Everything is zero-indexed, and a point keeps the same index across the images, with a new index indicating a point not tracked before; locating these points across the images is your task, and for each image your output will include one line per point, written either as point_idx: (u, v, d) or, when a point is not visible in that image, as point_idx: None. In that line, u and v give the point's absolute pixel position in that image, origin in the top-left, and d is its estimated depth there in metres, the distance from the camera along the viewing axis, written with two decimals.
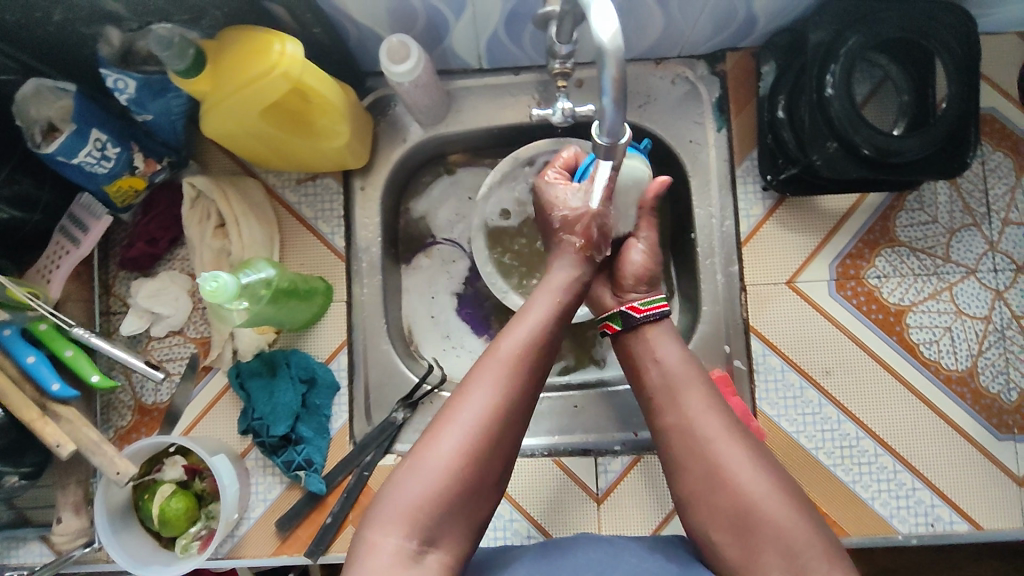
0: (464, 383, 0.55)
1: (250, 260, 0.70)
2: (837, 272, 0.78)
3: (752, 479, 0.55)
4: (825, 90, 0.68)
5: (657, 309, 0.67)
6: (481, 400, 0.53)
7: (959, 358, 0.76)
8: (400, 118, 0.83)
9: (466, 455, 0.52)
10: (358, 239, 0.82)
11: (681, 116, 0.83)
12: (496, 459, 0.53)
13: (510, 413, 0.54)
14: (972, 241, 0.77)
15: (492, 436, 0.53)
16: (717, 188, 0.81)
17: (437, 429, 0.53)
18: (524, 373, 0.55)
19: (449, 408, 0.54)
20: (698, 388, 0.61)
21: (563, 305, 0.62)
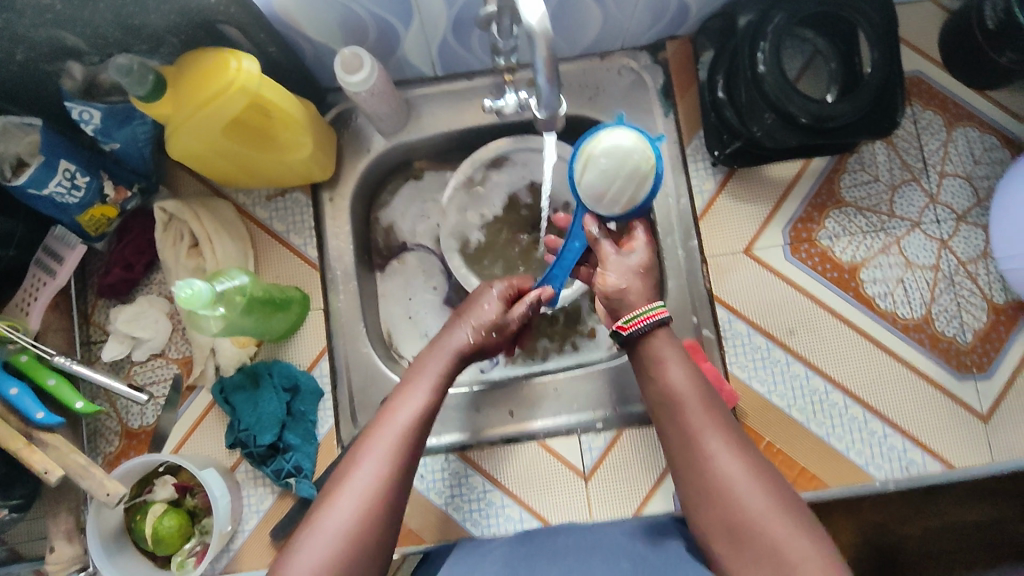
0: (358, 452, 0.60)
1: (225, 271, 0.72)
2: (790, 236, 0.81)
3: (752, 491, 0.54)
4: (757, 67, 0.72)
5: (641, 323, 0.62)
6: (373, 469, 0.59)
7: (913, 306, 0.80)
8: (362, 130, 0.86)
9: (359, 525, 0.56)
10: (330, 249, 0.85)
11: (630, 103, 0.87)
12: (392, 520, 0.58)
13: (400, 479, 0.59)
14: (914, 195, 0.82)
15: (383, 504, 0.58)
16: (670, 168, 0.85)
17: (334, 495, 0.58)
18: (410, 440, 0.61)
19: (343, 476, 0.59)
20: (701, 396, 0.59)
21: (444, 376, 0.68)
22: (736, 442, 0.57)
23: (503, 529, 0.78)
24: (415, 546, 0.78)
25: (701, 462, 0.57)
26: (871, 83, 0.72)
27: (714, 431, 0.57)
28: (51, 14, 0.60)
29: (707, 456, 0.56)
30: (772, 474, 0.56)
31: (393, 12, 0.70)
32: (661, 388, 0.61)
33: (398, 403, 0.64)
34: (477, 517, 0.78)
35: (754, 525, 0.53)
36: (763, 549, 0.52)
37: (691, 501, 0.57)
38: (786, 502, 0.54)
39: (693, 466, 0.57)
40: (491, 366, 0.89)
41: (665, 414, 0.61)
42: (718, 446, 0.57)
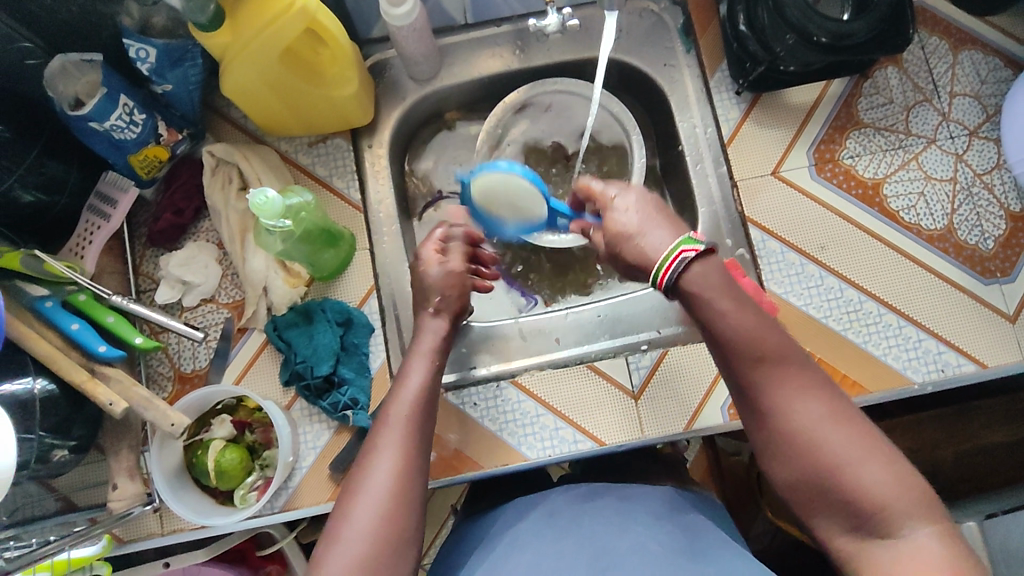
0: (367, 456, 0.60)
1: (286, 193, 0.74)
2: (814, 157, 0.85)
3: (830, 432, 0.54)
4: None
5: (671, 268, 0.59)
6: (386, 466, 0.58)
7: (936, 217, 0.84)
8: (397, 79, 0.89)
9: (386, 514, 0.56)
10: (372, 194, 0.87)
11: (653, 43, 0.91)
12: (416, 508, 0.58)
13: (416, 462, 0.60)
14: (927, 115, 0.86)
15: (406, 488, 0.58)
16: (696, 101, 0.89)
17: (350, 501, 0.57)
18: (417, 428, 0.61)
19: (358, 480, 0.58)
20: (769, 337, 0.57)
21: (436, 362, 0.67)
22: (806, 387, 0.56)
23: (558, 451, 0.79)
24: (473, 472, 0.79)
25: (768, 417, 0.57)
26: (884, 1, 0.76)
27: (784, 380, 0.56)
28: None
29: (779, 405, 0.56)
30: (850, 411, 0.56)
31: None
32: (715, 337, 0.58)
33: (401, 388, 0.64)
34: (532, 441, 0.80)
35: (833, 472, 0.54)
36: (839, 494, 0.54)
37: (762, 453, 0.58)
38: (865, 438, 0.54)
39: (760, 423, 0.57)
40: (529, 306, 0.92)
41: (728, 367, 0.59)
42: (787, 396, 0.56)
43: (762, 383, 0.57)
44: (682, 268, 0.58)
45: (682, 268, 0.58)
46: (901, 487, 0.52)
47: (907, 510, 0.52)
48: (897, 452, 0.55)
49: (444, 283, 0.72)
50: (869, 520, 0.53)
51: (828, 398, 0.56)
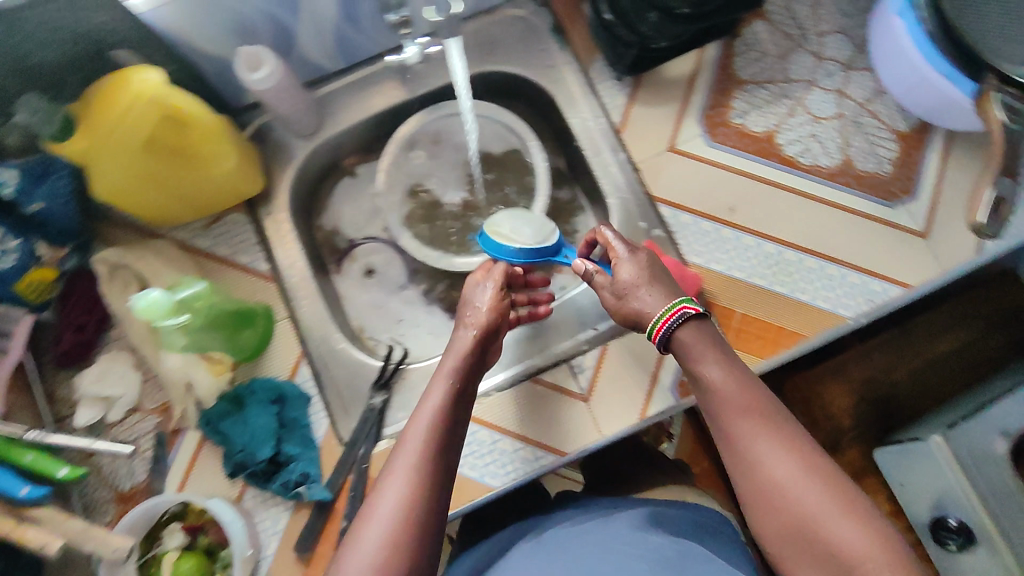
0: (379, 484, 0.56)
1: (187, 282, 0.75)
2: (705, 124, 0.86)
3: (806, 489, 0.54)
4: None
5: (670, 319, 0.65)
6: (394, 495, 0.54)
7: (832, 155, 0.85)
8: (282, 139, 0.87)
9: (395, 541, 0.52)
10: (281, 260, 0.84)
11: (528, 47, 0.90)
12: (428, 539, 0.54)
13: (436, 488, 0.56)
14: (802, 59, 0.88)
15: (420, 514, 0.54)
16: (581, 95, 0.89)
17: (358, 530, 0.53)
18: (433, 457, 0.57)
19: (369, 507, 0.55)
20: (747, 392, 0.61)
21: (457, 387, 0.64)
22: (786, 442, 0.57)
23: (524, 472, 0.78)
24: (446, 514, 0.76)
25: (751, 467, 0.57)
26: None
27: (760, 436, 0.58)
28: None
29: (756, 460, 0.57)
30: (830, 472, 0.56)
31: (281, 8, 0.73)
32: (701, 393, 0.64)
33: (415, 416, 0.60)
34: (495, 468, 0.78)
35: (810, 527, 0.53)
36: (818, 548, 0.53)
37: (753, 514, 0.57)
38: (839, 497, 0.54)
39: (742, 474, 0.58)
40: None
41: (713, 419, 0.63)
42: (767, 450, 0.57)
43: (738, 435, 0.59)
44: (682, 320, 0.64)
45: (677, 323, 0.65)
46: (884, 547, 0.51)
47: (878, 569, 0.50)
48: (875, 510, 0.54)
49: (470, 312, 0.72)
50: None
51: (807, 456, 0.56)
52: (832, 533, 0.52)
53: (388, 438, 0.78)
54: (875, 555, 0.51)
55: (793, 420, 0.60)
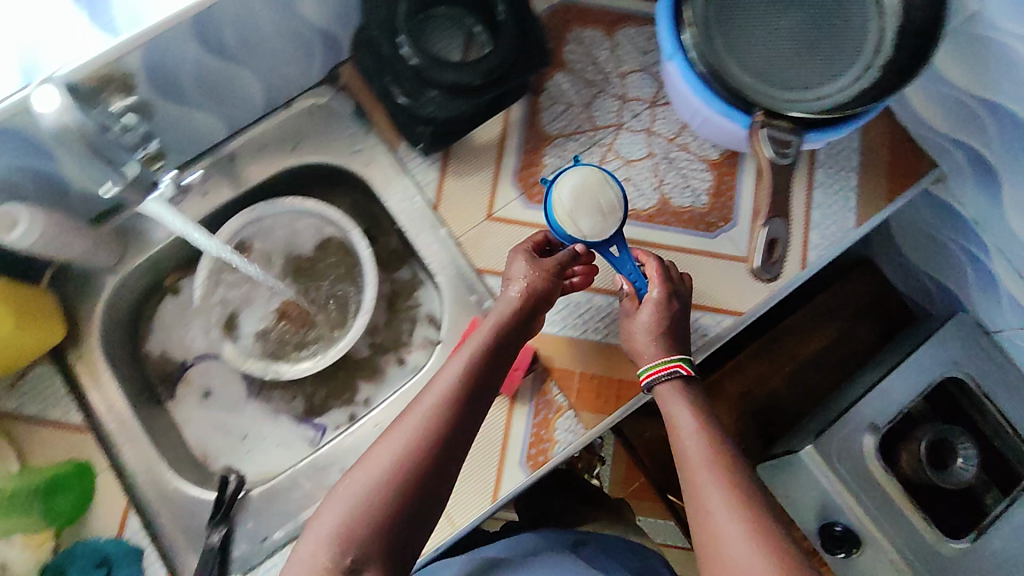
0: (393, 425, 0.65)
1: None
2: (520, 187, 0.85)
3: (744, 539, 0.59)
4: (409, 60, 0.77)
5: (663, 370, 0.74)
6: (407, 431, 0.62)
7: (648, 196, 0.85)
8: (86, 275, 0.83)
9: (398, 467, 0.60)
10: (98, 408, 0.80)
11: (333, 134, 0.88)
12: (437, 472, 0.62)
13: (437, 442, 0.62)
14: (607, 104, 0.88)
15: (414, 464, 0.61)
16: (393, 176, 0.87)
17: (371, 452, 0.63)
18: (454, 407, 0.65)
19: (385, 435, 0.64)
20: (710, 445, 0.69)
21: (488, 345, 0.70)
22: (736, 498, 0.63)
23: None
24: None
25: (702, 514, 0.63)
26: (508, 23, 0.79)
27: (714, 487, 0.64)
28: None
29: (707, 505, 0.63)
30: (776, 534, 0.60)
31: (34, 158, 0.69)
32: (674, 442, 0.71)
33: (441, 374, 0.68)
34: None
35: None
36: None
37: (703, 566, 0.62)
38: (773, 555, 0.58)
39: (696, 520, 0.64)
40: (320, 437, 0.87)
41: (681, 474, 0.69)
42: (718, 501, 0.63)
43: (695, 478, 0.66)
44: (670, 377, 0.74)
45: (665, 377, 0.74)
46: None
47: None
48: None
49: (538, 268, 0.76)
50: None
51: (753, 513, 0.62)
52: None
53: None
54: None
55: (753, 481, 0.66)
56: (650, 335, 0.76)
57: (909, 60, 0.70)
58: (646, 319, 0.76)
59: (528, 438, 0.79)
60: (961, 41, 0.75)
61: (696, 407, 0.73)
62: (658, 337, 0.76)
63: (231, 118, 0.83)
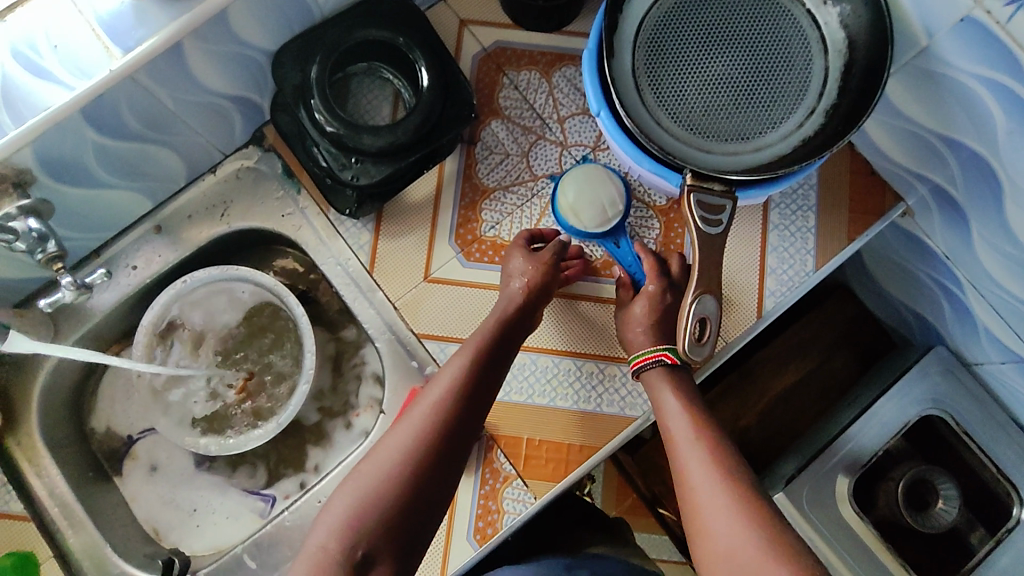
0: (399, 422, 0.64)
1: None
2: (458, 245, 0.82)
3: (730, 517, 0.58)
4: (326, 127, 0.75)
5: (648, 360, 0.72)
6: (411, 429, 0.62)
7: (593, 248, 0.82)
8: (15, 359, 0.80)
9: (402, 460, 0.60)
10: (40, 494, 0.79)
11: (262, 197, 0.85)
12: (440, 470, 0.61)
13: (442, 441, 0.62)
14: (547, 150, 0.84)
15: (419, 462, 0.60)
16: (326, 238, 0.83)
17: (377, 448, 0.62)
18: (457, 404, 0.64)
19: (391, 432, 0.63)
20: (697, 423, 0.67)
21: (492, 340, 0.69)
22: (721, 476, 0.61)
23: None
24: None
25: (690, 495, 0.62)
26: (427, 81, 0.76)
27: (700, 466, 0.63)
28: None
29: (694, 487, 0.62)
30: (762, 506, 0.59)
31: None
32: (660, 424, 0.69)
33: (444, 370, 0.68)
34: None
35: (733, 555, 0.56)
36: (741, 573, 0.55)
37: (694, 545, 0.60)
38: (761, 528, 0.57)
39: (687, 503, 0.62)
40: (270, 507, 0.84)
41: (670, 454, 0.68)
42: (704, 481, 0.62)
43: (680, 463, 0.65)
44: (652, 365, 0.72)
45: (651, 367, 0.72)
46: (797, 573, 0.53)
47: None
48: (799, 545, 0.56)
49: (536, 257, 0.75)
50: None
51: (738, 489, 0.60)
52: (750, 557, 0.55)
53: None
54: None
55: (740, 455, 0.64)
56: (638, 326, 0.75)
57: (853, 106, 0.66)
58: (638, 310, 0.75)
59: (474, 510, 0.75)
60: (911, 76, 0.68)
61: (684, 387, 0.71)
62: (648, 329, 0.74)
63: (154, 189, 0.81)
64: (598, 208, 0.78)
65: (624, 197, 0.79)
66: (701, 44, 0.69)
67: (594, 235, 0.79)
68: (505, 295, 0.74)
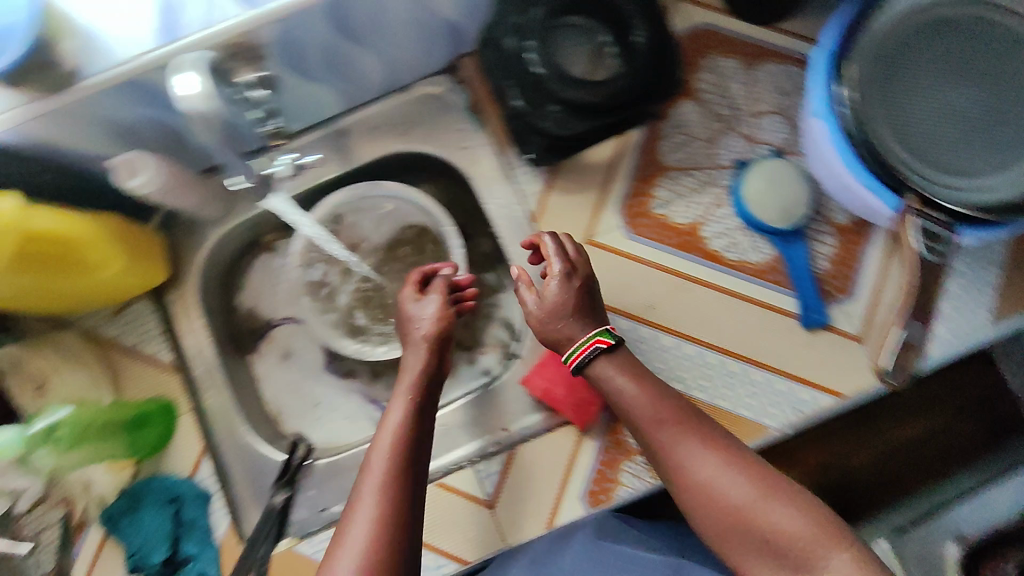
0: (355, 496, 0.59)
1: (57, 404, 0.73)
2: (625, 215, 0.82)
3: (733, 480, 0.61)
4: (534, 69, 0.74)
5: (582, 353, 0.70)
6: (373, 499, 0.58)
7: (762, 250, 0.80)
8: (192, 225, 0.86)
9: (377, 537, 0.55)
10: (188, 348, 0.83)
11: (443, 127, 0.87)
12: (409, 533, 0.58)
13: (408, 506, 0.59)
14: (734, 142, 0.82)
15: (394, 532, 0.56)
16: (497, 179, 0.86)
17: (343, 530, 0.57)
18: (410, 453, 0.62)
19: (351, 507, 0.58)
20: (655, 400, 0.68)
21: (417, 394, 0.67)
22: (708, 442, 0.64)
23: None
24: None
25: (680, 472, 0.63)
26: (644, 50, 0.75)
27: (686, 443, 0.64)
28: None
29: (684, 464, 0.63)
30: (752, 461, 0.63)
31: (163, 113, 0.71)
32: (624, 412, 0.69)
33: (383, 428, 0.64)
34: None
35: (745, 515, 0.59)
36: (756, 533, 0.58)
37: (695, 516, 0.62)
38: (762, 482, 0.61)
39: (680, 482, 0.63)
40: None
41: (639, 434, 0.68)
42: (693, 453, 0.63)
43: (663, 445, 0.65)
44: (591, 356, 0.70)
45: (590, 357, 0.70)
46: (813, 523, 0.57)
47: (815, 540, 0.56)
48: (802, 490, 0.60)
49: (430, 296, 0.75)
50: (794, 561, 0.57)
51: (728, 453, 0.63)
52: (762, 516, 0.59)
53: (290, 537, 0.77)
54: (810, 533, 0.57)
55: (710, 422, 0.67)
56: (561, 310, 0.71)
57: None
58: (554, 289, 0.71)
59: (592, 473, 0.77)
60: None
61: (628, 366, 0.70)
62: (569, 306, 0.71)
63: (348, 95, 0.84)
64: (781, 205, 0.79)
65: (807, 201, 0.79)
66: (933, 74, 0.67)
67: (771, 232, 0.79)
68: (414, 349, 0.71)
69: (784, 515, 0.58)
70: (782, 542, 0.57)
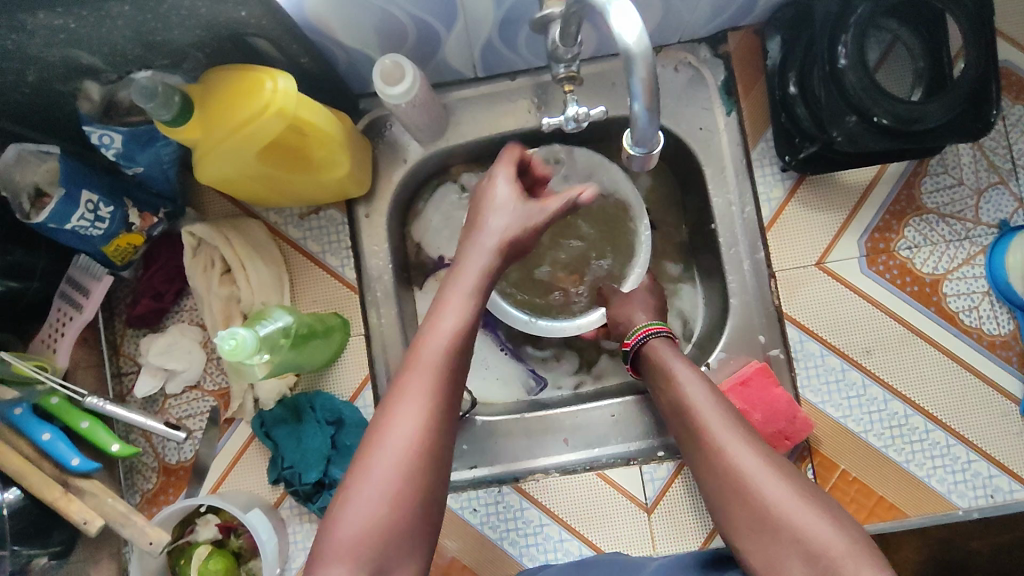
0: (385, 406, 0.50)
1: (264, 310, 0.69)
2: (866, 247, 0.75)
3: (772, 480, 0.54)
4: (837, 61, 0.64)
5: (643, 331, 0.72)
6: (409, 420, 0.48)
7: (1001, 322, 0.75)
8: (397, 138, 0.78)
9: (410, 469, 0.47)
10: (369, 268, 0.79)
11: (689, 102, 0.78)
12: (442, 472, 0.49)
13: (446, 434, 0.50)
14: (1002, 200, 0.75)
15: (426, 464, 0.48)
16: (734, 173, 0.78)
17: (366, 452, 0.48)
18: (454, 372, 0.51)
19: (376, 428, 0.49)
20: (705, 385, 0.65)
21: (475, 305, 0.55)
22: (751, 438, 0.58)
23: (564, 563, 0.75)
24: None
25: (716, 455, 0.58)
26: (964, 79, 0.64)
27: (733, 431, 0.59)
28: (65, 34, 0.50)
29: (721, 448, 0.58)
30: (793, 469, 0.56)
31: (435, 11, 0.61)
32: (672, 390, 0.66)
33: (429, 332, 0.53)
34: (535, 552, 0.76)
35: (780, 514, 0.52)
36: (786, 533, 0.51)
37: (721, 502, 0.57)
38: (807, 491, 0.54)
39: (708, 466, 0.58)
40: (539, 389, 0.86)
41: (681, 417, 0.64)
42: (735, 440, 0.58)
43: (706, 425, 0.60)
44: (655, 334, 0.71)
45: (653, 332, 0.72)
46: (849, 539, 0.50)
47: (851, 555, 0.49)
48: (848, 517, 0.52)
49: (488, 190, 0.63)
50: (818, 566, 0.49)
51: (772, 457, 0.57)
52: (797, 519, 0.51)
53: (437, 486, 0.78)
54: (844, 550, 0.49)
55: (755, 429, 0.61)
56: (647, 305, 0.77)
57: None
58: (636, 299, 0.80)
59: None
60: None
61: (674, 352, 0.70)
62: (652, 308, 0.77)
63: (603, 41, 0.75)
64: None
65: None
66: None
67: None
68: (478, 253, 0.58)
69: (822, 526, 0.51)
70: (811, 542, 0.50)
